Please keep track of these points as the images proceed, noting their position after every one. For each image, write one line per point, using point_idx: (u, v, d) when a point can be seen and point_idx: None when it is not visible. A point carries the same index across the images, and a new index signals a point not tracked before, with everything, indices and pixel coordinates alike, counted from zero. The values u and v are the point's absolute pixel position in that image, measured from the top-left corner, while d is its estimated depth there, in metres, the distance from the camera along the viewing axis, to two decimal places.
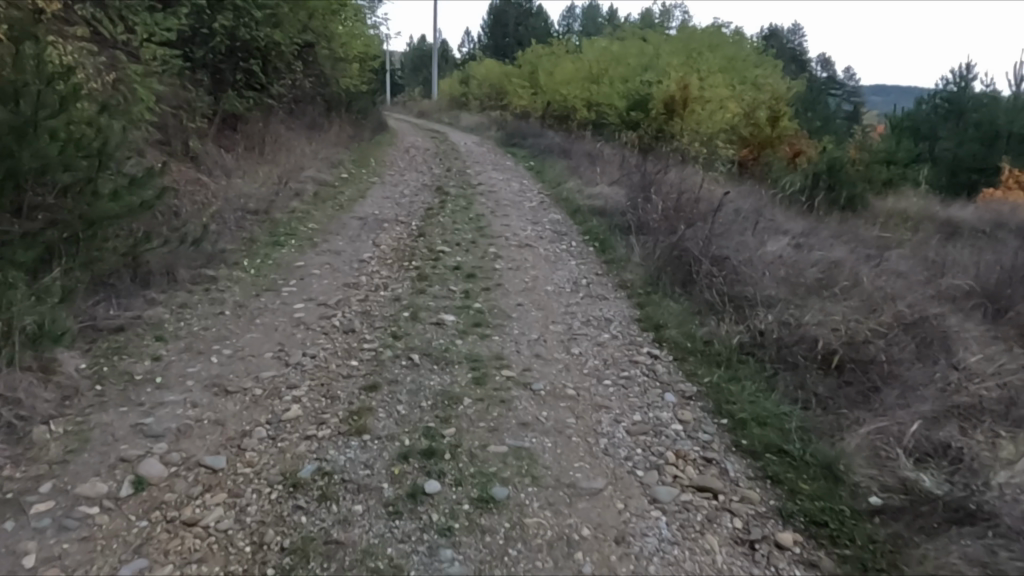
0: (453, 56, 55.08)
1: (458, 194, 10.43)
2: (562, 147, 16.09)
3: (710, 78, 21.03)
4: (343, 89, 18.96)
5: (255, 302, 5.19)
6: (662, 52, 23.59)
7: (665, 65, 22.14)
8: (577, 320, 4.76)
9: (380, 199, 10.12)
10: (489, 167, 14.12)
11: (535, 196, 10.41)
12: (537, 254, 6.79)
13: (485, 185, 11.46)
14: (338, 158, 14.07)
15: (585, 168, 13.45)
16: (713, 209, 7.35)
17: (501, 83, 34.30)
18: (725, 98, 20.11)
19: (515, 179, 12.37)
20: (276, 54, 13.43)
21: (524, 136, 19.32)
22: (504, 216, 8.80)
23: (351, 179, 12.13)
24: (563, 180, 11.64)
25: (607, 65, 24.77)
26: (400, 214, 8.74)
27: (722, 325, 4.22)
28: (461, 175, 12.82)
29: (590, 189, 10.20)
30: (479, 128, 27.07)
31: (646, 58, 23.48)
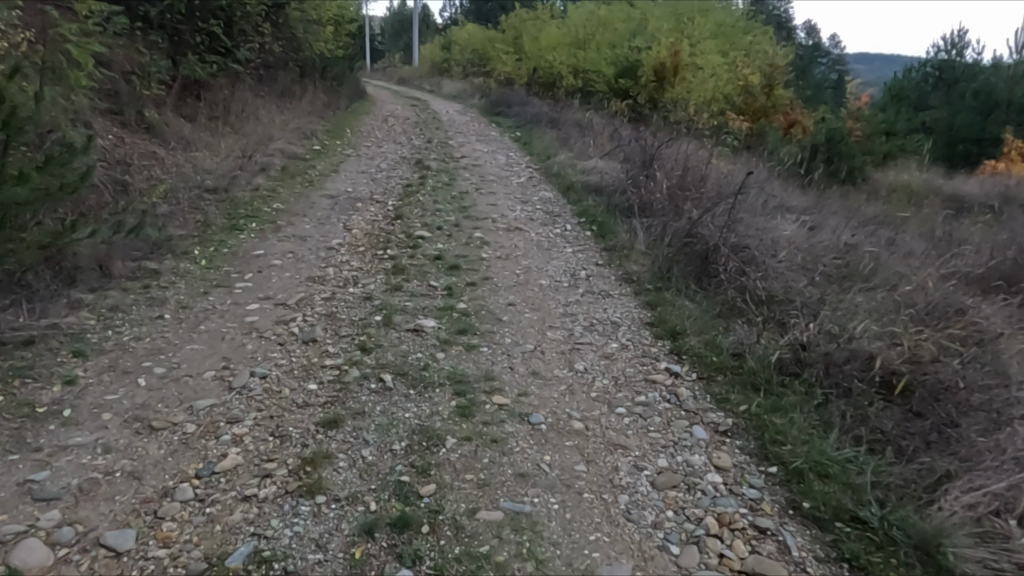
0: (435, 22, 53.32)
1: (439, 168, 9.63)
2: (549, 116, 15.24)
3: (702, 44, 20.21)
4: (317, 54, 17.89)
5: (201, 303, 4.44)
6: (652, 16, 22.65)
7: (655, 30, 21.26)
8: (579, 325, 4.08)
9: (355, 174, 9.30)
10: (473, 138, 13.27)
11: (523, 170, 9.65)
12: (528, 239, 6.07)
13: (469, 158, 10.67)
14: (310, 128, 13.15)
15: (574, 140, 12.65)
16: (722, 187, 6.66)
17: (484, 50, 33.09)
18: (717, 66, 19.38)
19: (500, 151, 11.57)
20: (241, 15, 12.42)
21: (508, 104, 18.41)
22: (489, 193, 8.05)
23: (324, 151, 11.27)
24: (553, 153, 10.86)
25: (594, 30, 23.78)
26: (376, 192, 7.96)
27: (754, 334, 3.59)
28: (443, 146, 12.00)
29: (583, 163, 9.46)
30: (461, 96, 26.05)
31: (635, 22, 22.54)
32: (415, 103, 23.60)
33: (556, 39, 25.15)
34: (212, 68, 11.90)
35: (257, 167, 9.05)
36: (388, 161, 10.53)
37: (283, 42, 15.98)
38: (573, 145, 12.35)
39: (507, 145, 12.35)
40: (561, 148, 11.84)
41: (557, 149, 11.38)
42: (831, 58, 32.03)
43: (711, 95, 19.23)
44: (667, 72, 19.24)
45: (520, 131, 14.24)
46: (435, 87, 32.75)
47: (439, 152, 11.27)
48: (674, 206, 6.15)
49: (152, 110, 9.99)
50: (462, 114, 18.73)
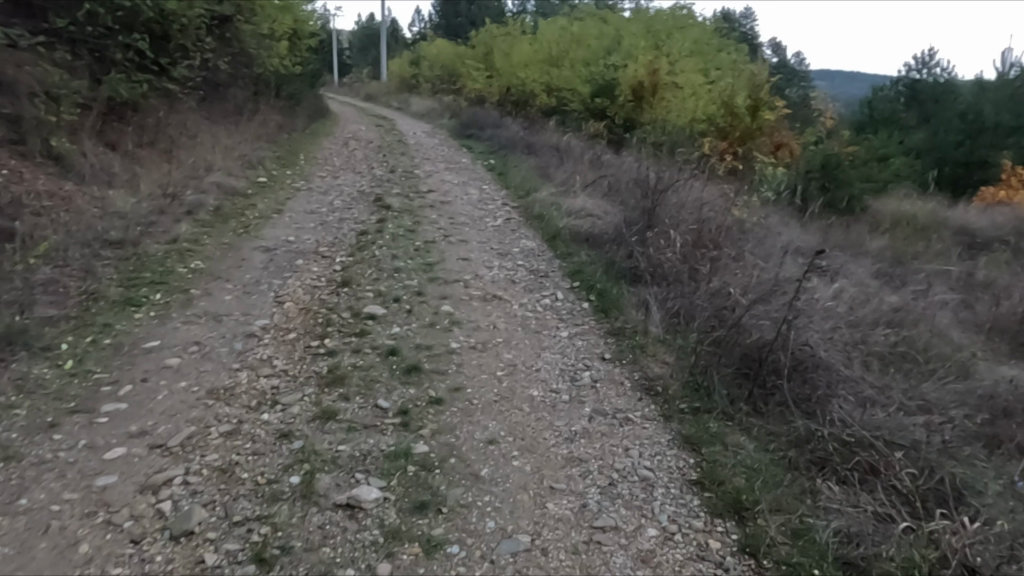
0: (404, 36, 52.00)
1: (402, 207, 8.30)
2: (526, 140, 14.07)
3: (681, 62, 19.46)
4: (271, 70, 16.45)
5: (37, 446, 3.05)
6: (629, 33, 21.76)
7: (631, 47, 20.44)
8: (596, 496, 2.85)
9: (302, 216, 7.92)
10: (442, 167, 11.99)
11: (501, 209, 8.36)
12: (510, 315, 4.78)
13: (437, 193, 9.35)
14: (258, 154, 11.73)
15: (554, 169, 11.44)
16: (743, 246, 5.50)
17: (454, 65, 31.88)
18: (697, 84, 18.74)
19: (473, 183, 10.30)
20: (179, 27, 10.97)
21: (481, 125, 17.18)
22: (460, 243, 6.74)
23: (271, 184, 9.90)
24: (533, 186, 9.59)
25: (569, 47, 22.79)
26: (323, 242, 6.60)
27: (876, 535, 2.63)
28: (408, 177, 10.69)
29: (568, 201, 8.22)
30: (430, 114, 24.83)
31: (611, 40, 21.67)
32: (380, 122, 22.45)
33: (529, 56, 24.07)
34: (141, 87, 10.43)
35: (184, 208, 7.64)
36: (342, 196, 9.19)
37: (230, 58, 14.52)
38: (555, 176, 11.14)
39: (480, 175, 11.07)
40: (540, 179, 10.58)
41: (537, 182, 10.13)
42: (808, 76, 31.47)
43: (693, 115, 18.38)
44: (646, 92, 18.85)
45: (493, 157, 13.05)
46: (403, 103, 31.40)
47: (403, 185, 9.95)
48: (692, 275, 4.94)
49: (64, 139, 8.54)
50: (431, 135, 17.48)
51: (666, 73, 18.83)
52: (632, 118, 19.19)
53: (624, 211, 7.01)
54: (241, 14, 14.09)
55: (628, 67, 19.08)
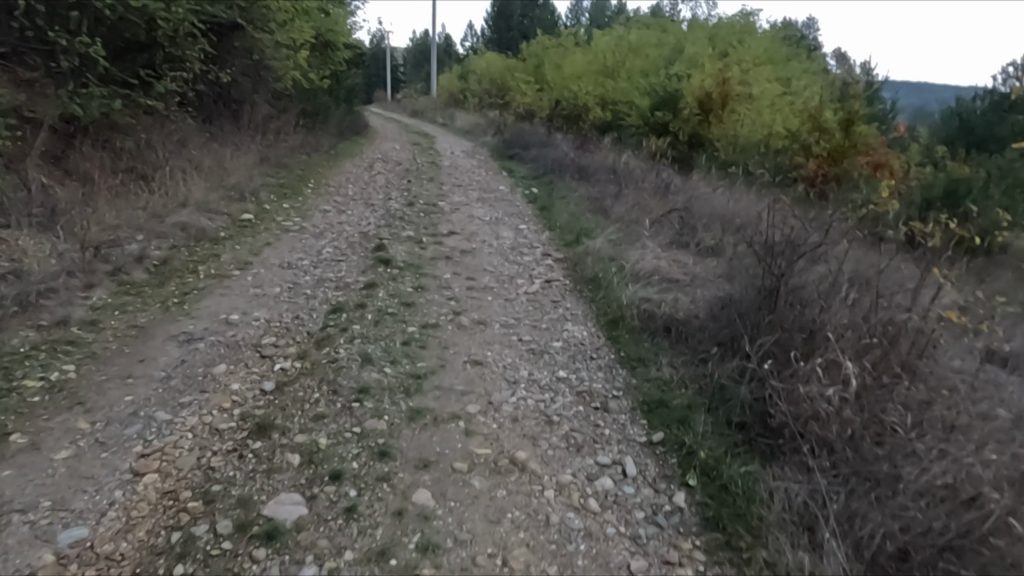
0: (456, 51, 50.56)
1: (406, 261, 6.19)
2: (576, 162, 11.90)
3: (754, 67, 17.18)
4: (290, 84, 14.68)
5: None
6: (692, 39, 19.37)
7: (696, 54, 18.06)
8: None
9: (269, 275, 5.88)
10: (473, 196, 9.89)
11: (539, 265, 6.14)
12: (533, 525, 2.59)
13: (460, 237, 7.22)
14: (255, 182, 9.83)
15: (613, 202, 9.18)
16: (954, 373, 3.15)
17: (503, 78, 29.99)
18: (775, 91, 16.52)
19: (506, 222, 8.12)
20: (165, 34, 9.27)
21: (525, 143, 15.03)
22: (474, 329, 4.54)
23: (257, 221, 7.97)
24: (587, 228, 7.34)
25: (625, 57, 20.56)
26: (274, 325, 4.53)
27: None
28: (428, 211, 8.64)
29: (633, 254, 5.97)
30: (473, 130, 22.94)
31: (672, 46, 19.33)
32: (417, 140, 20.84)
33: (582, 66, 21.90)
34: (109, 102, 8.67)
35: (112, 264, 5.71)
36: (335, 242, 7.14)
37: (237, 69, 12.78)
38: (613, 214, 8.88)
39: (519, 209, 8.91)
40: (589, 216, 8.34)
41: (590, 220, 7.88)
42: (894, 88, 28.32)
43: (775, 127, 15.98)
44: (714, 103, 16.81)
45: (537, 183, 10.92)
46: (447, 119, 29.64)
47: (420, 224, 7.88)
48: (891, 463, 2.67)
49: None
50: (469, 155, 15.50)
51: (740, 77, 16.80)
52: (699, 133, 17.26)
53: (723, 286, 4.68)
54: (258, 25, 12.13)
55: (692, 75, 17.08)
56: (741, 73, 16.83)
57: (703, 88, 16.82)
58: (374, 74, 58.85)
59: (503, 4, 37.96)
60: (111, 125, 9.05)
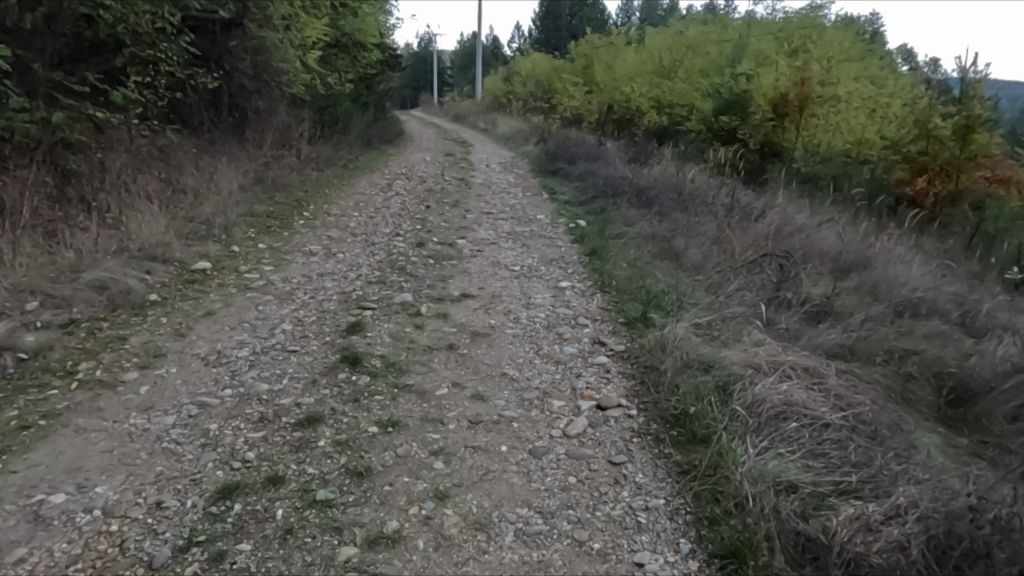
0: (503, 52, 48.51)
1: (386, 355, 4.14)
2: (631, 180, 9.73)
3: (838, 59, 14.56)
4: (302, 88, 12.90)
5: None
6: (761, 32, 16.92)
7: (766, 49, 15.63)
8: None
9: (177, 383, 3.92)
10: (503, 231, 7.77)
11: (587, 369, 4.00)
12: None
13: (474, 305, 5.12)
14: (233, 214, 7.99)
15: (685, 241, 6.96)
16: None
17: (549, 80, 27.86)
18: (863, 91, 14.05)
19: (542, 275, 5.98)
20: (127, 30, 7.67)
21: (570, 154, 12.83)
22: (464, 550, 2.46)
23: (213, 274, 6.05)
24: (657, 292, 5.17)
25: (685, 54, 18.23)
26: (107, 528, 2.56)
27: None
28: (440, 256, 6.59)
29: (736, 360, 3.76)
30: (514, 137, 20.91)
31: (738, 40, 16.80)
32: (452, 149, 18.94)
33: (635, 66, 19.62)
34: (45, 113, 6.96)
35: None
36: (300, 312, 5.12)
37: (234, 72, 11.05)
38: (688, 260, 6.63)
39: (560, 252, 6.75)
40: (657, 267, 6.12)
41: (659, 276, 5.68)
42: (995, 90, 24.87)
43: (861, 134, 13.80)
44: (789, 106, 14.33)
45: (584, 209, 8.79)
46: (489, 124, 27.62)
47: (428, 279, 5.83)
48: None
49: None
50: (507, 169, 13.47)
51: (823, 73, 14.16)
52: (772, 141, 14.85)
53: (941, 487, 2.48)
54: (252, 15, 10.48)
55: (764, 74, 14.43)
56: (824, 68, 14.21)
57: (777, 89, 14.35)
58: (419, 78, 57.60)
59: (551, 3, 35.80)
60: (58, 144, 7.34)
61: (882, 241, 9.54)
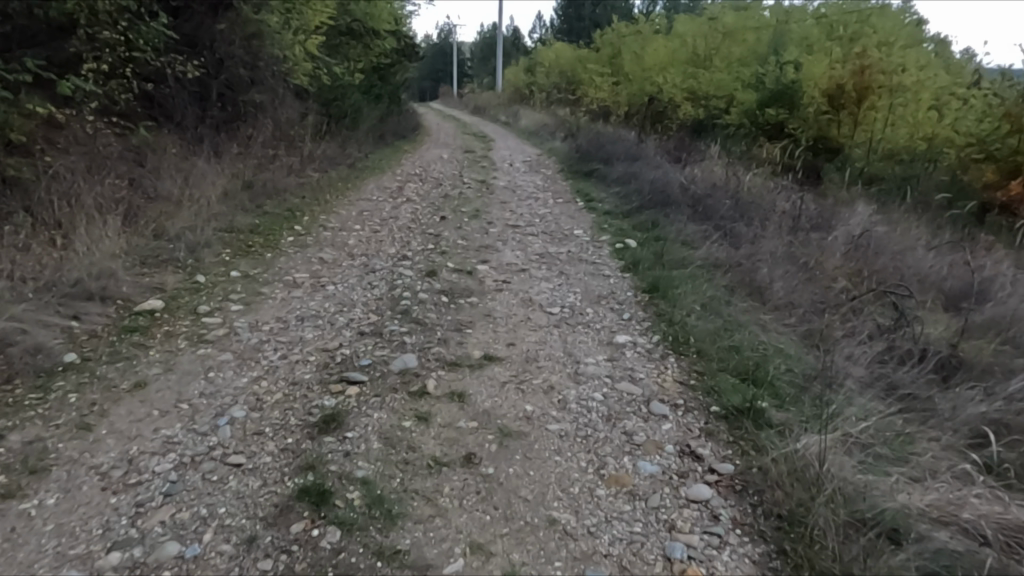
0: (524, 42, 46.80)
1: (371, 479, 2.75)
2: (681, 185, 8.23)
3: (900, 40, 12.67)
4: (303, 79, 11.56)
5: None
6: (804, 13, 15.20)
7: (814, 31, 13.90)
8: None
9: (47, 530, 2.52)
10: (534, 253, 6.33)
11: (684, 517, 2.56)
12: None
13: (501, 377, 3.69)
14: (207, 228, 6.63)
15: (766, 270, 5.48)
16: None
17: (574, 71, 26.27)
18: (930, 80, 12.23)
19: (591, 324, 4.53)
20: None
21: (605, 152, 11.31)
22: None
23: (163, 317, 4.66)
24: (759, 363, 3.72)
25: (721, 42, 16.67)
26: None
27: None
28: (457, 292, 5.18)
29: (932, 522, 2.34)
30: (537, 132, 19.41)
31: (778, 25, 15.12)
32: (470, 145, 17.47)
33: (668, 55, 18.01)
34: None
35: None
36: (262, 383, 3.74)
37: (224, 61, 9.72)
38: (779, 301, 5.14)
39: (608, 286, 5.29)
40: (744, 315, 4.65)
41: (752, 336, 4.22)
42: None
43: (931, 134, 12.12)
44: (846, 97, 12.57)
45: (628, 222, 7.31)
46: (510, 117, 26.10)
47: (439, 328, 4.42)
48: None
49: None
50: (532, 168, 12.02)
51: (887, 58, 12.27)
52: (827, 137, 13.15)
53: None
54: None
55: (816, 59, 12.78)
56: (886, 52, 12.33)
57: (833, 77, 12.58)
58: (437, 70, 56.17)
59: None
60: None
61: (984, 259, 7.99)
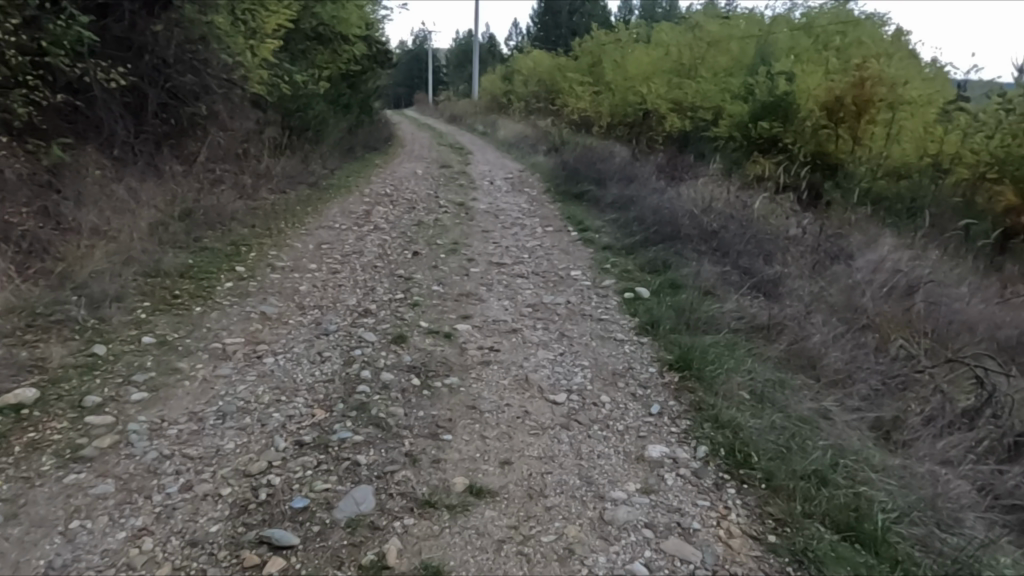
0: (500, 50, 45.80)
1: None
2: (689, 213, 7.20)
3: (900, 53, 11.72)
4: (261, 87, 10.32)
5: None
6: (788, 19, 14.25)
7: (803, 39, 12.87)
8: None
9: None
10: (525, 306, 5.21)
11: None
12: None
13: (498, 531, 2.57)
14: (122, 274, 5.37)
15: (815, 334, 4.44)
16: None
17: (553, 80, 25.30)
18: (933, 94, 11.33)
19: (609, 423, 3.41)
20: None
21: (596, 171, 10.24)
22: None
23: (31, 416, 3.42)
24: (861, 510, 2.66)
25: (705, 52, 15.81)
26: None
27: None
28: (432, 368, 4.04)
29: None
30: (516, 145, 18.35)
31: (762, 34, 14.27)
32: (445, 158, 16.32)
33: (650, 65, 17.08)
34: None
35: None
36: (144, 545, 2.55)
37: (164, 68, 8.49)
38: (839, 378, 4.09)
39: (624, 359, 4.18)
40: (807, 408, 3.58)
41: (828, 449, 3.14)
42: None
43: (925, 146, 11.34)
44: (846, 110, 11.44)
45: (631, 261, 6.23)
46: (488, 127, 24.95)
47: (408, 434, 3.28)
48: None
49: None
50: (513, 188, 10.93)
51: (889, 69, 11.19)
52: (826, 152, 12.00)
53: None
54: None
55: (809, 74, 11.70)
56: (885, 64, 11.29)
57: (831, 89, 11.44)
58: (411, 77, 54.92)
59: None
60: None
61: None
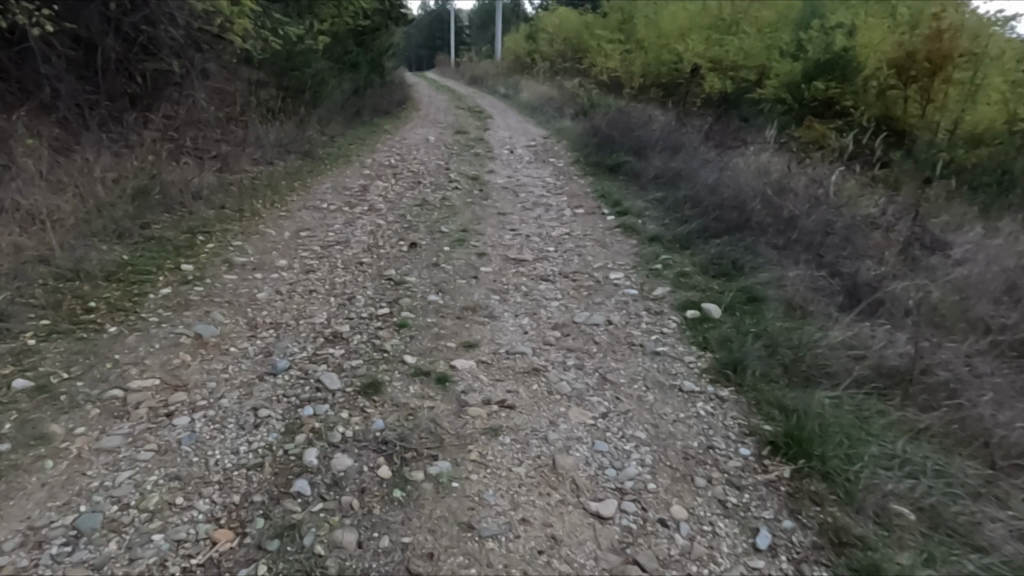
0: (524, 8, 43.45)
1: None
2: (757, 192, 5.72)
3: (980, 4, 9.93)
4: (244, 41, 8.92)
5: None
6: None
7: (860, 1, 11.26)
8: None
9: None
10: (550, 329, 3.85)
11: None
12: None
13: None
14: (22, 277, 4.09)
15: (976, 388, 3.02)
16: None
17: (580, 39, 23.42)
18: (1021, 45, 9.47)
19: (691, 572, 2.09)
20: None
21: (634, 139, 8.73)
22: None
23: None
24: None
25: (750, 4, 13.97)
26: None
27: None
28: (412, 441, 2.72)
29: None
30: (539, 108, 16.74)
31: None
32: (461, 122, 14.80)
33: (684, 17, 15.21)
34: None
35: None
36: None
37: (120, 16, 7.16)
38: None
39: (697, 430, 2.81)
40: (1010, 538, 2.20)
41: None
42: None
43: (1015, 109, 9.51)
44: (920, 67, 9.49)
45: (686, 261, 4.81)
46: (510, 90, 23.27)
47: None
48: None
49: None
50: (535, 159, 9.46)
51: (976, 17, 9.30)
52: (893, 117, 10.07)
53: None
54: None
55: (872, 28, 9.98)
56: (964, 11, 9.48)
57: (903, 43, 9.56)
58: (432, 39, 52.86)
59: None
60: None
61: None
